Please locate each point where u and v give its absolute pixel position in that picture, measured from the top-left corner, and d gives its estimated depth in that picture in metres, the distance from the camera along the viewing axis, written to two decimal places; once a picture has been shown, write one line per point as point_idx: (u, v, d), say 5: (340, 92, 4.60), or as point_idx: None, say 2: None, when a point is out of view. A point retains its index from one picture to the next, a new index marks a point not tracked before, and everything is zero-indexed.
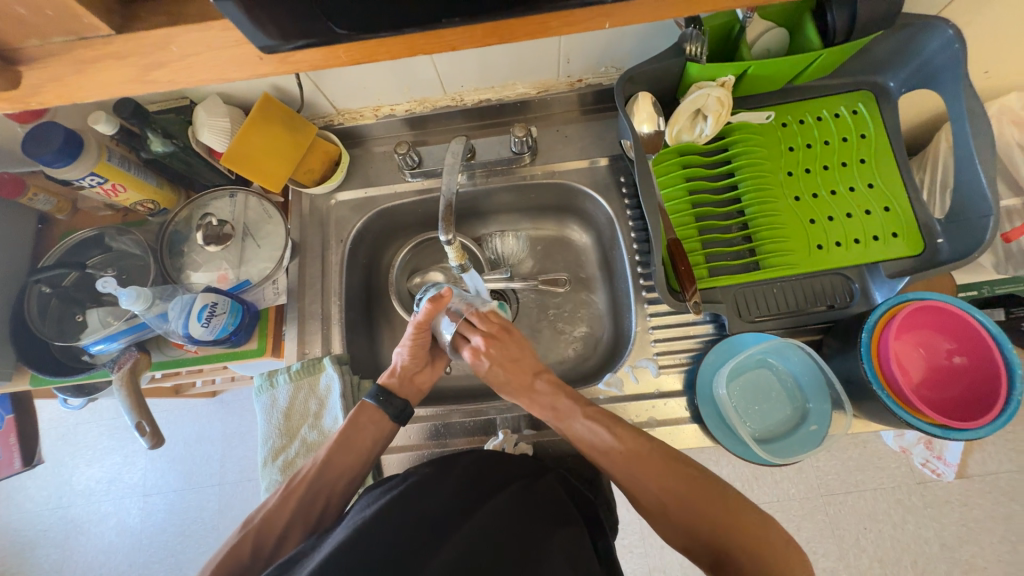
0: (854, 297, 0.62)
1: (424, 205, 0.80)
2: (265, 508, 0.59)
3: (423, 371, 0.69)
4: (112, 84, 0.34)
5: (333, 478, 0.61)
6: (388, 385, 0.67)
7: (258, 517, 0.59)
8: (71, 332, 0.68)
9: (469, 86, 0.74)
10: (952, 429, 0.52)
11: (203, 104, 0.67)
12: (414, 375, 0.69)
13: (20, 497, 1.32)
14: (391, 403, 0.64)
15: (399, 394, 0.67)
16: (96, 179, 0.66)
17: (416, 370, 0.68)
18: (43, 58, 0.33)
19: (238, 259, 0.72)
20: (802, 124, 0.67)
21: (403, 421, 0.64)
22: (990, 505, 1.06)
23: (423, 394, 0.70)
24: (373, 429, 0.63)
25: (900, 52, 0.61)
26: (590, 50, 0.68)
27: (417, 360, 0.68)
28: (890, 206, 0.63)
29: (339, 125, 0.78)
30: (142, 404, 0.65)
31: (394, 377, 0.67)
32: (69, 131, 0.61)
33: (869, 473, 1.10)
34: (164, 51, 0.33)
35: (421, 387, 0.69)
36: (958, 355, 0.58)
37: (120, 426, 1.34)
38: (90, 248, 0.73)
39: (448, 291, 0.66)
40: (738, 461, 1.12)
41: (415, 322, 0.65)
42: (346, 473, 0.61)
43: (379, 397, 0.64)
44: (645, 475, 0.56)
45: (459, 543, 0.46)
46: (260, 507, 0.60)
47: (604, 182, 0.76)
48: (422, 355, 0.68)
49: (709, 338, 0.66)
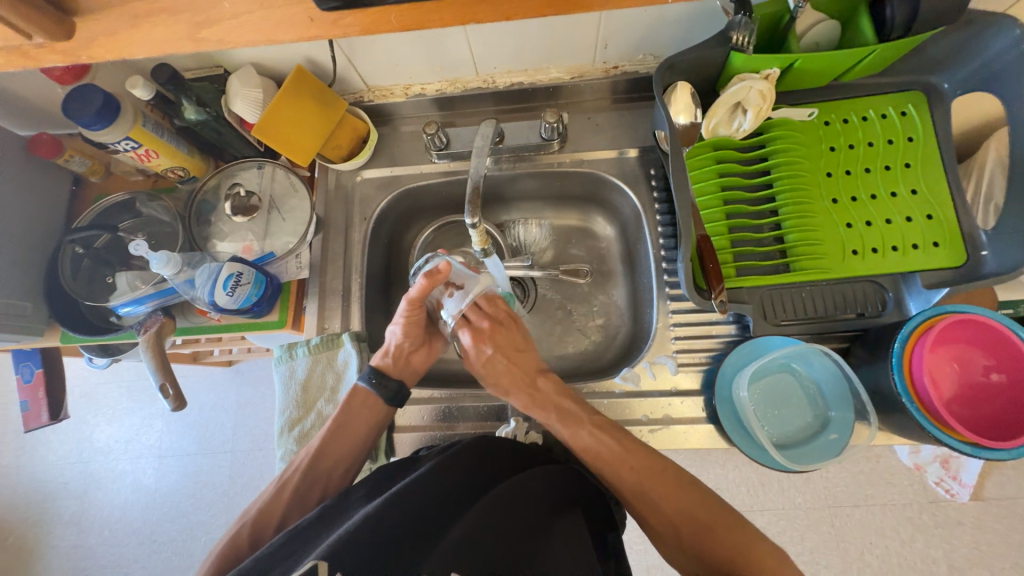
0: (887, 305, 0.60)
1: (449, 186, 0.80)
2: (262, 498, 0.60)
3: (419, 351, 0.69)
4: (163, 40, 0.34)
5: (330, 467, 0.62)
6: (381, 366, 0.66)
7: (254, 510, 0.60)
8: (101, 293, 0.70)
9: (501, 68, 0.73)
10: (983, 447, 0.50)
11: (237, 73, 0.67)
12: (410, 357, 0.69)
13: (44, 449, 1.38)
14: (385, 385, 0.64)
15: (394, 375, 0.67)
16: (130, 144, 0.66)
17: (411, 351, 0.68)
18: (99, 10, 0.34)
19: (263, 231, 0.73)
20: (846, 124, 0.65)
21: (398, 404, 0.64)
22: (1005, 529, 1.03)
23: (420, 374, 0.70)
24: (367, 413, 0.64)
25: (959, 51, 0.58)
26: (629, 35, 0.66)
27: (413, 340, 0.67)
28: (934, 215, 0.60)
29: (369, 102, 0.77)
30: (167, 366, 0.66)
31: (388, 358, 0.67)
32: (107, 94, 0.62)
33: (880, 488, 1.08)
34: (217, 10, 0.34)
35: (417, 368, 0.69)
36: (995, 372, 0.56)
37: (141, 388, 1.39)
38: (121, 212, 0.74)
39: (446, 265, 0.63)
40: (745, 466, 1.11)
41: (409, 297, 0.64)
42: (342, 462, 0.62)
43: (372, 380, 0.64)
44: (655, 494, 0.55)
45: (465, 526, 0.46)
46: (256, 500, 0.61)
47: (633, 174, 0.74)
48: (416, 334, 0.67)
49: (731, 338, 0.65)
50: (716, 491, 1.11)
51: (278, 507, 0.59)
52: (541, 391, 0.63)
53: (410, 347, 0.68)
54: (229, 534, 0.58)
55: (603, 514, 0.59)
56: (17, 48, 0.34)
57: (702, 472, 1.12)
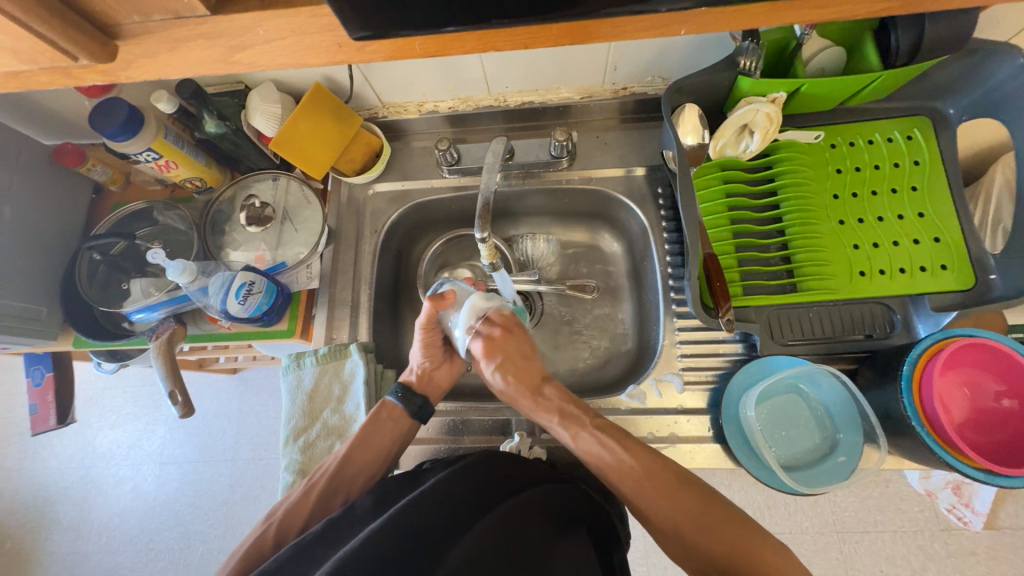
0: (895, 327, 0.60)
1: (459, 201, 0.81)
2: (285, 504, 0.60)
3: (440, 368, 0.70)
4: (198, 63, 0.36)
5: (353, 474, 0.62)
6: (407, 382, 0.68)
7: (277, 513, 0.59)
8: (115, 299, 0.71)
9: (513, 88, 0.74)
10: (995, 474, 0.50)
11: (257, 89, 0.69)
12: (434, 373, 0.70)
13: (47, 453, 1.39)
14: (411, 401, 0.65)
15: (419, 391, 0.68)
16: (151, 155, 0.68)
17: (435, 367, 0.69)
18: (140, 34, 0.35)
19: (275, 241, 0.74)
20: (852, 146, 0.66)
21: (422, 418, 0.65)
22: (1019, 560, 1.00)
23: (443, 391, 0.70)
24: (389, 423, 0.64)
25: (963, 78, 0.59)
26: (639, 58, 0.67)
27: (432, 358, 0.69)
28: (941, 238, 0.60)
29: (383, 118, 0.79)
30: (176, 373, 0.67)
31: (415, 376, 0.68)
32: (132, 107, 0.64)
33: (889, 514, 1.06)
34: (250, 35, 0.35)
35: (440, 384, 0.70)
36: (1006, 398, 0.55)
37: (146, 393, 1.40)
38: (139, 221, 0.76)
39: (451, 289, 0.66)
40: (751, 488, 1.09)
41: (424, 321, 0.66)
42: (353, 468, 0.62)
43: (399, 395, 0.65)
44: (661, 506, 0.54)
45: (469, 546, 0.46)
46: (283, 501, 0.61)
47: (641, 192, 0.75)
48: (438, 351, 0.69)
49: (738, 357, 0.65)
50: None
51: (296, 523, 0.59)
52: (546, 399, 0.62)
53: (430, 367, 0.69)
54: (255, 535, 0.58)
55: (608, 534, 0.58)
56: (60, 67, 0.36)
57: None
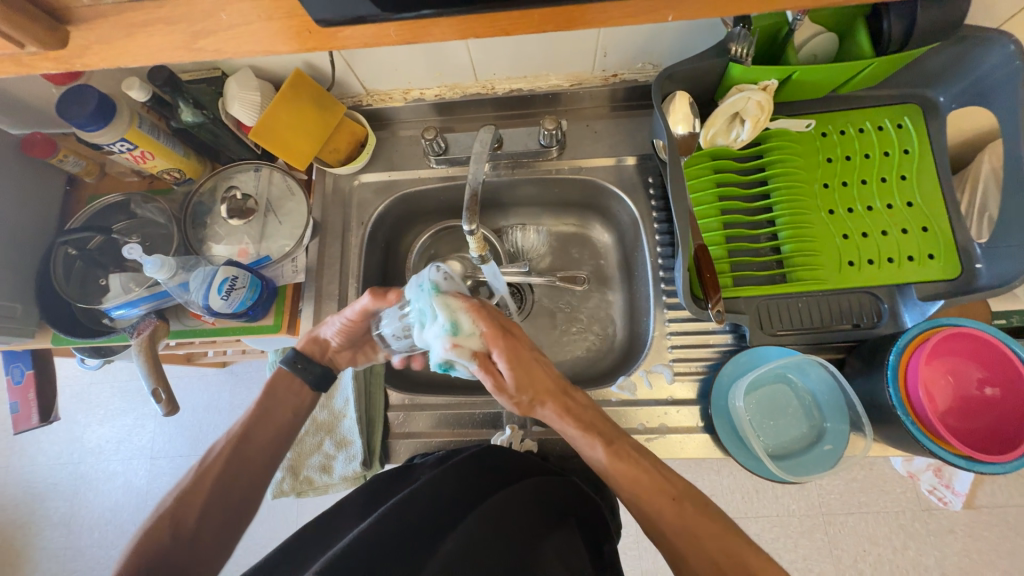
0: (882, 317, 0.60)
1: (447, 191, 0.79)
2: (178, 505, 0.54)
3: (346, 351, 0.65)
4: (158, 50, 0.35)
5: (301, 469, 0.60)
6: (306, 348, 0.64)
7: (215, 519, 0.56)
8: (94, 295, 0.69)
9: (501, 74, 0.72)
10: (977, 461, 0.51)
11: (235, 76, 0.67)
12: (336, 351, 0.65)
13: (34, 450, 1.37)
14: (309, 370, 0.63)
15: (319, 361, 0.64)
16: (126, 146, 0.66)
17: (339, 348, 0.64)
18: (93, 19, 0.34)
19: (259, 234, 0.72)
20: (843, 135, 0.65)
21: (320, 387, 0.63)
22: (995, 537, 1.04)
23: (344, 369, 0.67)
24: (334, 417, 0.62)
25: (955, 65, 0.59)
26: (628, 44, 0.66)
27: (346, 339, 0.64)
28: (929, 227, 0.61)
29: (368, 106, 0.77)
30: (159, 370, 0.65)
31: (313, 344, 0.64)
32: (102, 95, 0.61)
33: (872, 495, 1.09)
34: (213, 20, 0.34)
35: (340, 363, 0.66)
36: (989, 386, 0.56)
37: (133, 389, 1.37)
38: (116, 214, 0.74)
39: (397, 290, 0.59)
40: (740, 473, 1.12)
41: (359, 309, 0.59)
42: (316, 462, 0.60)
43: (294, 363, 0.63)
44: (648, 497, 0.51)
45: (460, 537, 0.45)
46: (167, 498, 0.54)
47: (631, 182, 0.74)
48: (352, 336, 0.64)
49: (727, 348, 0.65)
50: (711, 497, 1.12)
51: (217, 519, 0.54)
52: (569, 423, 0.55)
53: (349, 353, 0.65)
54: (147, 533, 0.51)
55: (598, 528, 0.58)
56: (10, 55, 0.35)
57: (696, 479, 1.12)
